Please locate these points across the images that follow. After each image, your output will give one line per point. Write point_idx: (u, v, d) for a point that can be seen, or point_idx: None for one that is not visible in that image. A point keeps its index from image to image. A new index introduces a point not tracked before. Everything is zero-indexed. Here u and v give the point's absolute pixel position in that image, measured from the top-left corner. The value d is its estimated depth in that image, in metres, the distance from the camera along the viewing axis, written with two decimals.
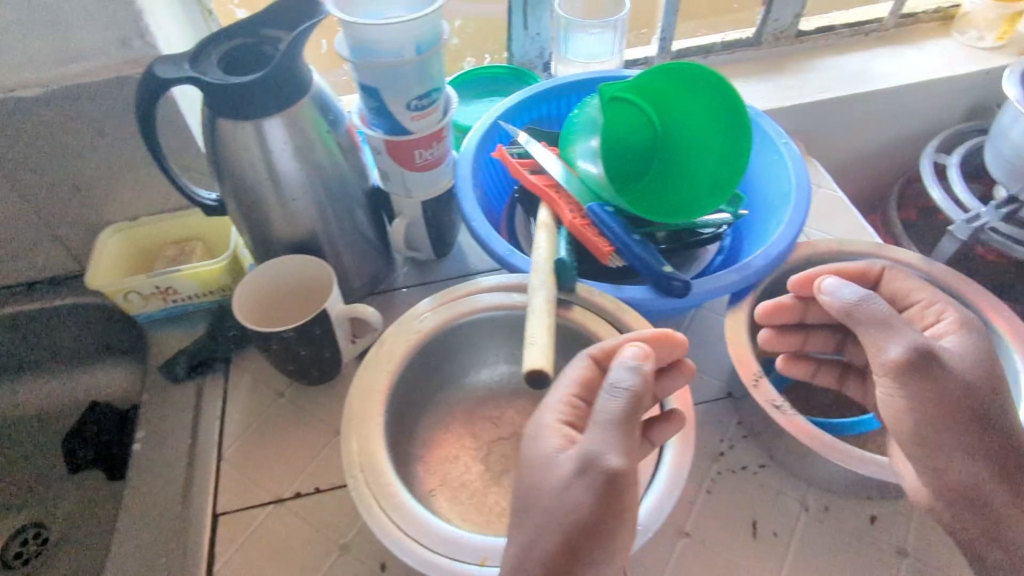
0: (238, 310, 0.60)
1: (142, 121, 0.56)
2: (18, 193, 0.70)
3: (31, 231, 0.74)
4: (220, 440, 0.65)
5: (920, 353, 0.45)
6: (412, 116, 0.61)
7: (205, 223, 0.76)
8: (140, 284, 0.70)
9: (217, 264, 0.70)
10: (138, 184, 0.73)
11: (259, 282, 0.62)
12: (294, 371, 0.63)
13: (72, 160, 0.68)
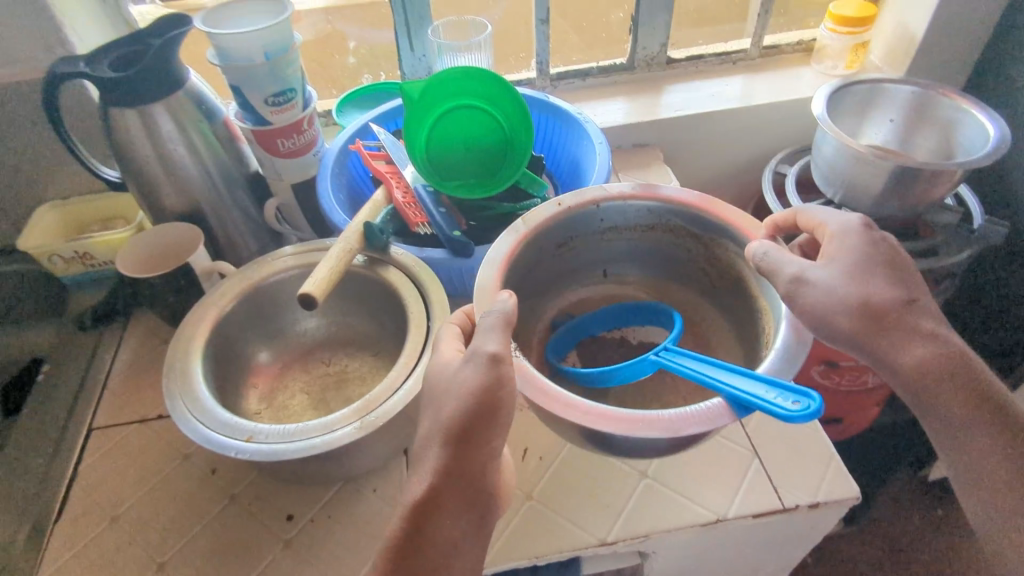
0: (124, 270, 0.75)
1: (49, 111, 0.72)
2: None
3: None
4: (109, 373, 0.78)
5: (799, 277, 0.57)
6: (271, 111, 0.76)
7: (126, 205, 0.91)
8: (60, 249, 0.84)
9: (126, 233, 0.84)
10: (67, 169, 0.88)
11: (142, 245, 0.77)
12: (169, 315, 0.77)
13: None
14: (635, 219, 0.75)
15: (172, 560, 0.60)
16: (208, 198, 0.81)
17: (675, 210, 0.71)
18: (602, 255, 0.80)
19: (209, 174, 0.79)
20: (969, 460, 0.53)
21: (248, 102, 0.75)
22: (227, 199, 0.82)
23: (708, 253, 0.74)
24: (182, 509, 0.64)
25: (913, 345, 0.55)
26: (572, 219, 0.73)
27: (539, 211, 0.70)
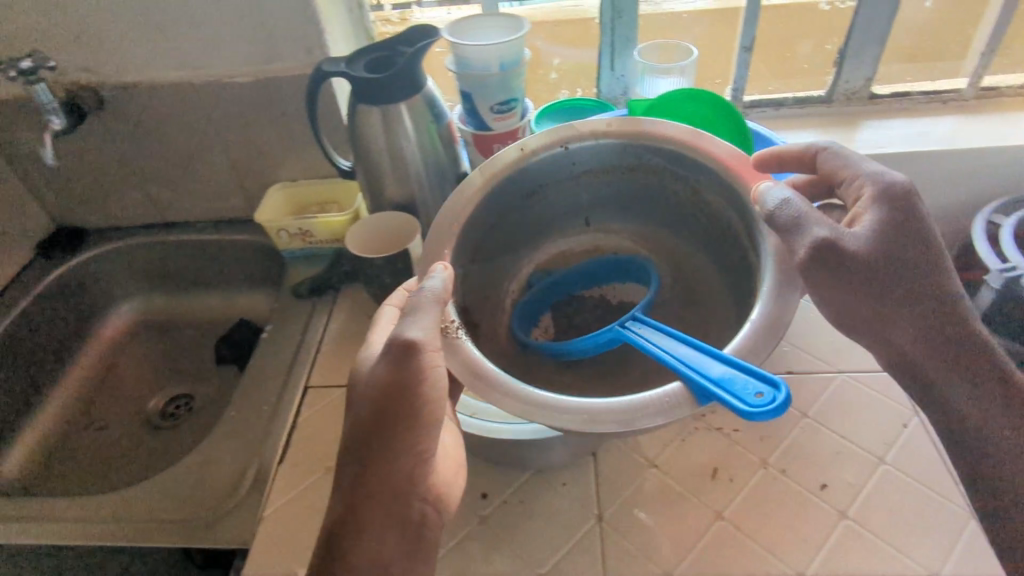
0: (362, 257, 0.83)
1: (308, 103, 0.82)
2: (225, 149, 0.99)
3: (228, 180, 1.03)
4: (322, 338, 0.87)
5: (830, 240, 0.54)
6: (494, 118, 0.82)
7: (342, 191, 1.02)
8: (287, 224, 0.95)
9: (344, 217, 0.94)
10: (301, 155, 0.99)
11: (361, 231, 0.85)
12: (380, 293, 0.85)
13: (263, 131, 0.97)
14: (608, 159, 0.73)
15: None
16: (423, 191, 0.88)
17: (661, 148, 0.68)
18: (580, 203, 0.80)
19: (428, 170, 0.87)
20: (985, 435, 0.57)
21: (475, 107, 0.82)
22: (439, 194, 0.89)
23: (695, 195, 0.72)
24: None
25: (954, 391, 0.57)
26: (550, 158, 0.71)
27: (521, 146, 0.69)
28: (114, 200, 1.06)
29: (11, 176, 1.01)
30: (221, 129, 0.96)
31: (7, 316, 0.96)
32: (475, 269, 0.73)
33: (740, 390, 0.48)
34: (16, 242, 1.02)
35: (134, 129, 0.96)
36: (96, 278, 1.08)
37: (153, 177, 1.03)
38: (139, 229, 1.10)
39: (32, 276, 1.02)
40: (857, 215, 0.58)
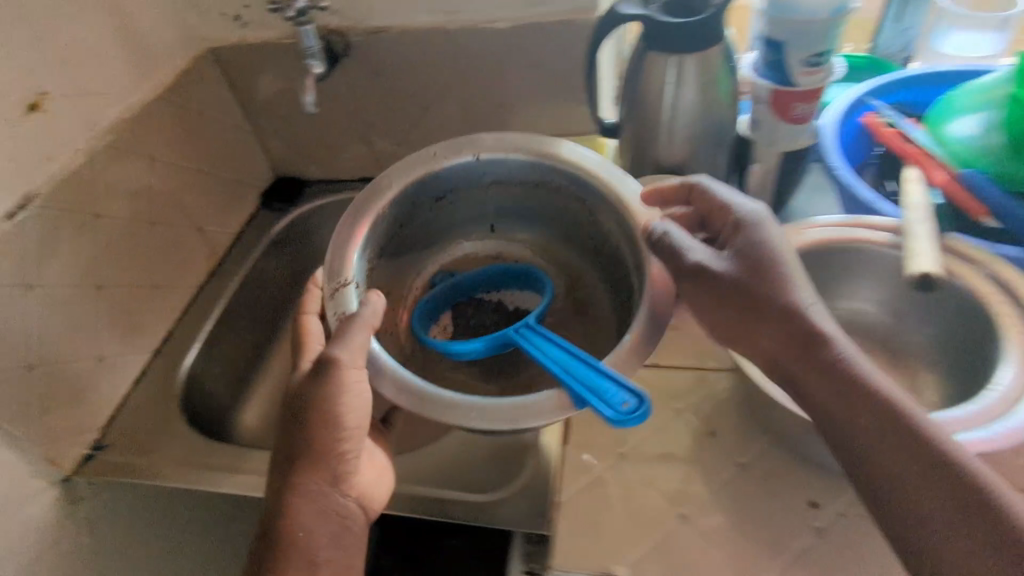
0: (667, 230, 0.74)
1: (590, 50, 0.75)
2: (462, 102, 0.93)
3: (457, 135, 0.97)
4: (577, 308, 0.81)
5: (706, 263, 0.57)
6: (803, 71, 0.72)
7: None
8: None
9: None
10: (540, 111, 0.92)
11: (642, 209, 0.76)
12: None
13: (506, 83, 0.90)
14: (519, 175, 0.77)
15: (695, 512, 0.60)
16: (698, 154, 0.79)
17: (556, 167, 0.73)
18: (487, 208, 0.83)
19: (709, 129, 0.77)
20: (888, 479, 0.48)
21: (783, 59, 0.72)
22: (712, 158, 0.80)
23: (592, 217, 0.75)
24: (689, 463, 0.63)
25: (819, 384, 0.53)
26: (430, 176, 0.74)
27: (407, 167, 0.73)
28: (335, 151, 1.03)
29: (243, 123, 0.99)
30: (463, 80, 0.90)
31: (242, 264, 0.95)
32: (382, 264, 0.77)
33: (608, 398, 0.53)
34: (245, 190, 1.01)
35: (372, 78, 0.92)
36: (313, 230, 1.07)
37: (380, 130, 0.99)
38: (355, 182, 1.07)
39: (258, 226, 1.01)
40: (729, 242, 0.60)
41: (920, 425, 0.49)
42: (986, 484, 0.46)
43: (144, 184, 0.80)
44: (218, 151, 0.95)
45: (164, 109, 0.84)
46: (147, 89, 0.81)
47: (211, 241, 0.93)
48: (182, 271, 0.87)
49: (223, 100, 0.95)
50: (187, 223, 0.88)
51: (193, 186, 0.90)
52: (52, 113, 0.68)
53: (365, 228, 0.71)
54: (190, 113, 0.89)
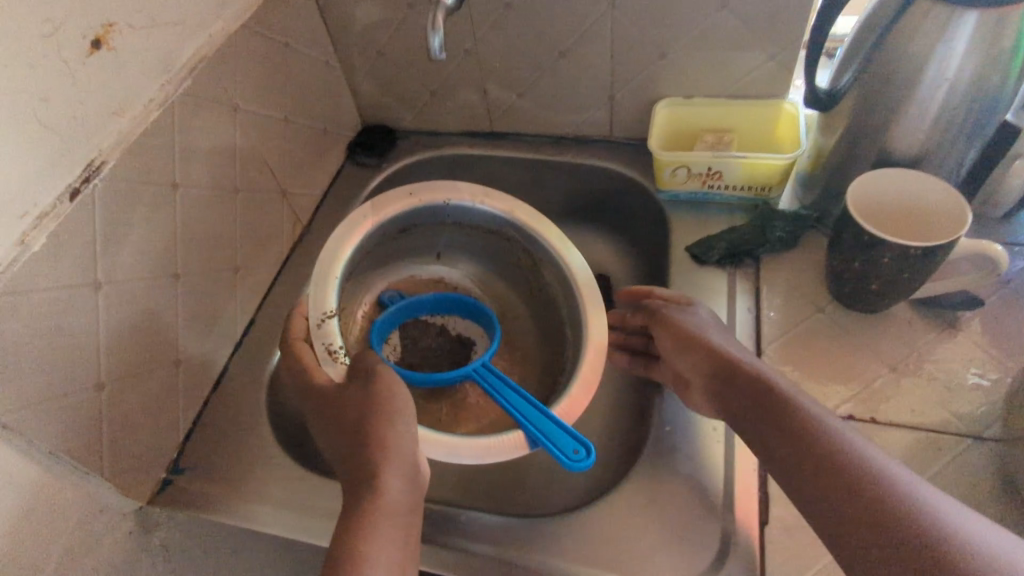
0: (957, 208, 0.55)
1: None
2: (612, 48, 0.73)
3: (596, 89, 0.78)
4: (759, 332, 0.63)
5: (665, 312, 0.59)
6: None
7: (751, 117, 0.75)
8: (694, 160, 0.70)
9: (782, 161, 0.68)
10: (713, 66, 0.72)
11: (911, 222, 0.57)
12: (849, 282, 0.60)
13: (677, 27, 0.69)
14: (478, 221, 0.77)
15: None
16: (945, 139, 0.60)
17: (516, 223, 0.73)
18: (437, 242, 0.83)
19: (976, 109, 0.57)
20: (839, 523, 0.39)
21: None
22: (960, 146, 0.61)
23: (539, 272, 0.78)
24: None
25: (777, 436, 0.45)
26: (415, 211, 0.74)
27: (393, 198, 0.72)
28: (440, 98, 0.84)
29: (332, 58, 0.81)
30: (620, 19, 0.70)
31: (330, 234, 0.79)
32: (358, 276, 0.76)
33: (564, 447, 0.59)
34: (332, 140, 0.84)
35: (504, 11, 0.72)
36: (407, 191, 0.89)
37: (501, 75, 0.79)
38: (460, 136, 0.88)
39: (346, 185, 0.85)
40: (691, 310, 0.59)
41: (851, 450, 0.41)
42: (914, 507, 0.37)
43: (223, 142, 0.63)
44: (305, 94, 0.77)
45: (247, 42, 0.66)
46: (229, 14, 0.63)
47: (293, 206, 0.77)
48: (263, 245, 0.72)
49: (312, 27, 0.76)
50: (271, 185, 0.72)
51: (277, 138, 0.72)
52: (117, 51, 0.51)
53: (360, 232, 0.70)
54: (276, 46, 0.71)
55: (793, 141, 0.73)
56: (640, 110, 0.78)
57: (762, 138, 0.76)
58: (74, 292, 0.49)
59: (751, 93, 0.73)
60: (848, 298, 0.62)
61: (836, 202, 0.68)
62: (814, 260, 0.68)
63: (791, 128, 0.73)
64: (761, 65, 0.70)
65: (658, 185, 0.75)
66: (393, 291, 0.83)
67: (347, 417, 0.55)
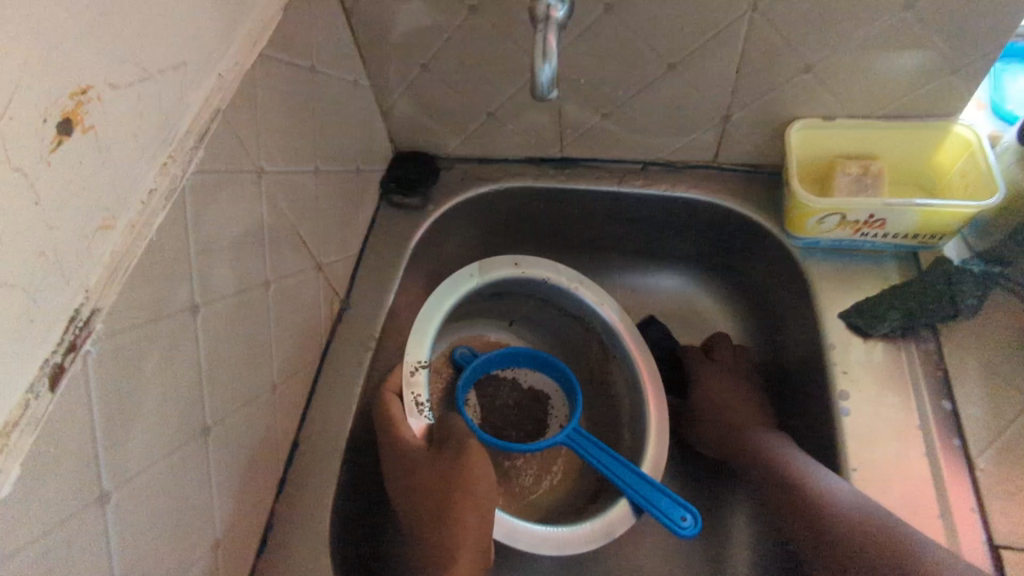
0: None
1: None
2: (740, 61, 0.56)
3: (707, 109, 0.61)
4: (964, 437, 0.50)
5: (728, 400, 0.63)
6: None
7: (907, 141, 0.60)
8: (855, 207, 0.55)
9: (971, 209, 0.53)
10: (870, 81, 0.56)
11: None
12: None
13: (834, 34, 0.53)
14: (561, 304, 0.70)
15: None
16: None
17: (603, 319, 0.67)
18: (516, 308, 0.74)
19: None
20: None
21: None
22: None
23: (604, 370, 0.70)
24: None
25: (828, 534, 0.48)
26: (512, 281, 0.69)
27: (499, 263, 0.67)
28: (499, 121, 0.66)
29: (361, 76, 0.62)
30: (760, 25, 0.53)
31: (377, 309, 0.62)
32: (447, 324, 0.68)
33: (668, 512, 0.57)
34: (366, 181, 0.66)
35: (601, 14, 0.54)
36: (457, 235, 0.72)
37: (584, 93, 0.62)
38: (520, 163, 0.71)
39: (386, 236, 0.67)
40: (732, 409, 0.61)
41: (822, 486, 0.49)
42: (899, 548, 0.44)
43: (248, 224, 0.45)
44: (335, 130, 0.58)
45: (267, 77, 0.47)
46: (240, 41, 0.44)
47: (329, 279, 0.59)
48: (302, 342, 0.54)
49: (340, 40, 0.57)
50: (305, 262, 0.54)
51: (309, 198, 0.54)
52: (98, 130, 0.32)
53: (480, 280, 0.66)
54: (301, 74, 0.52)
55: (963, 172, 0.58)
56: (761, 134, 0.63)
57: (914, 162, 0.61)
58: (71, 522, 0.32)
59: (914, 112, 0.58)
60: None
61: None
62: (1008, 330, 0.55)
63: (962, 154, 0.58)
64: (937, 80, 0.55)
65: (792, 229, 0.61)
66: (465, 347, 0.72)
67: (436, 486, 0.52)
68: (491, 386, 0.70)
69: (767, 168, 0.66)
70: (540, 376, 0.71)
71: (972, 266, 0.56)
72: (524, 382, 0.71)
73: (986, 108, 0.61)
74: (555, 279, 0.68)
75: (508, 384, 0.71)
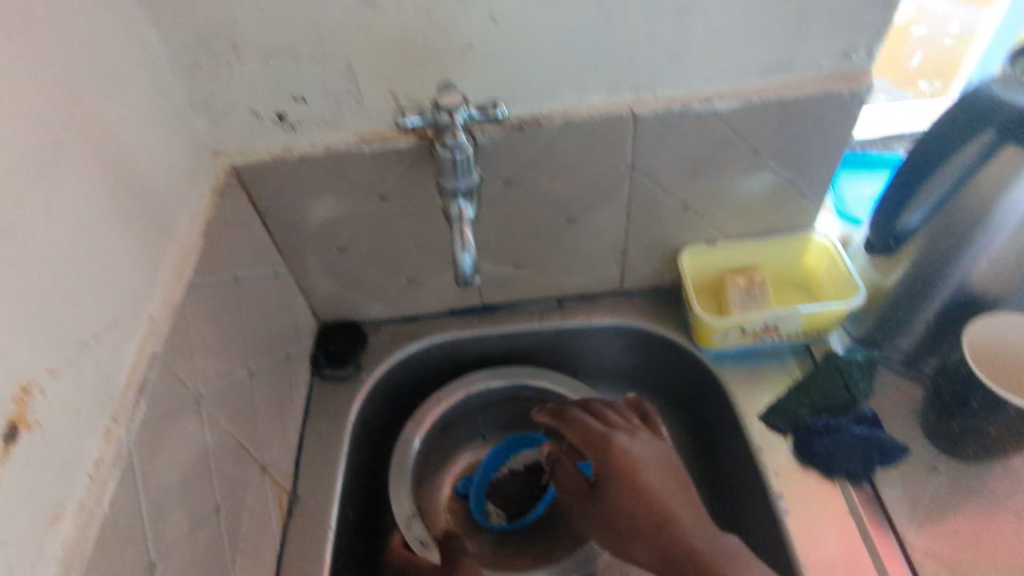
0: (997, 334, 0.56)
1: (920, 140, 0.54)
2: (628, 209, 0.63)
3: (607, 248, 0.68)
4: (889, 518, 0.56)
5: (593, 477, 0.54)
6: None
7: (777, 251, 0.69)
8: (752, 321, 0.63)
9: (842, 308, 0.62)
10: (738, 210, 0.65)
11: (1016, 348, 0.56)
12: None
13: (701, 179, 0.62)
14: (502, 395, 0.73)
15: None
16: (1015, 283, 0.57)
17: (530, 385, 0.72)
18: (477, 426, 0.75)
19: None
20: None
21: None
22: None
23: None
24: None
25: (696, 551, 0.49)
26: (450, 415, 0.72)
27: (423, 408, 0.71)
28: (419, 283, 0.70)
29: (280, 266, 0.64)
30: (640, 181, 0.61)
31: (328, 494, 0.61)
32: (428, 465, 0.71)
33: None
34: (295, 363, 0.66)
35: (501, 187, 0.60)
36: (393, 394, 0.73)
37: (496, 251, 0.66)
38: (444, 316, 0.74)
39: (324, 413, 0.67)
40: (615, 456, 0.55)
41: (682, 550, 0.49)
42: None
43: (191, 456, 0.45)
44: (262, 327, 0.59)
45: (196, 303, 0.48)
46: (164, 280, 0.46)
47: (274, 476, 0.58)
48: (255, 554, 0.53)
49: (257, 241, 0.59)
50: (249, 469, 0.54)
51: (244, 404, 0.54)
52: (43, 424, 0.33)
53: (427, 418, 0.70)
54: (225, 288, 0.53)
55: (829, 272, 0.67)
56: (657, 261, 0.70)
57: (788, 267, 0.70)
58: None
59: (778, 229, 0.67)
60: (950, 447, 0.58)
61: (900, 335, 0.63)
62: (899, 407, 0.62)
63: (825, 258, 0.67)
64: (792, 202, 0.65)
65: (702, 344, 0.67)
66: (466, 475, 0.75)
67: None
68: (498, 487, 0.72)
69: (668, 287, 0.73)
70: (525, 452, 0.73)
71: (855, 354, 0.63)
72: (518, 466, 0.73)
73: (833, 211, 0.71)
74: (474, 386, 0.72)
75: (508, 476, 0.73)
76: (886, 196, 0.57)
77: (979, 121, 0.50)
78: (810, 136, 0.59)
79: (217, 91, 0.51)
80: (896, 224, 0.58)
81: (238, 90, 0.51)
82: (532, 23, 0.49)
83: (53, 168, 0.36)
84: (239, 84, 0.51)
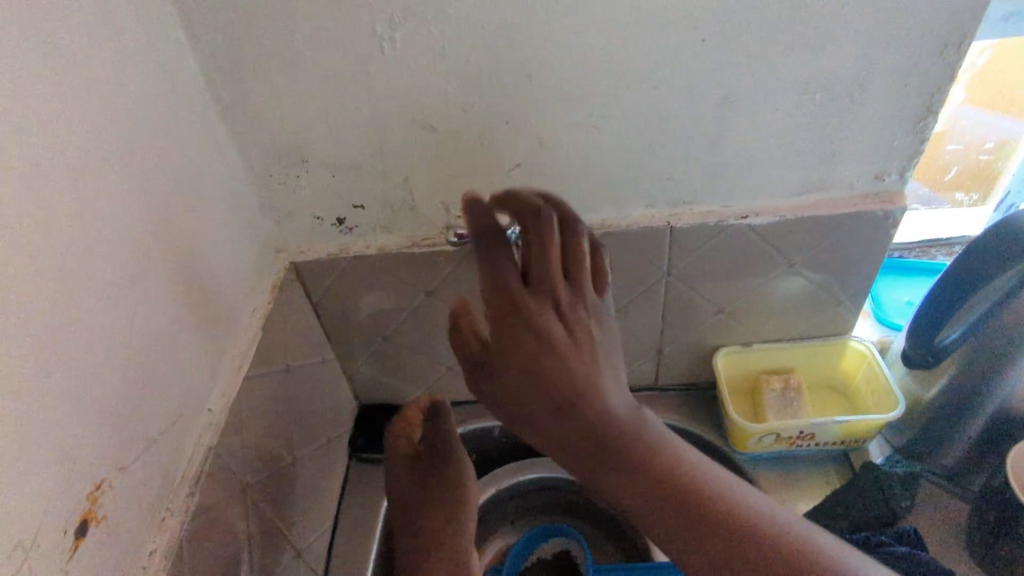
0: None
1: (959, 259, 0.53)
2: (663, 311, 0.65)
3: (642, 346, 0.69)
4: None
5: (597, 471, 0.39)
6: None
7: (813, 355, 0.69)
8: (788, 428, 0.63)
9: (880, 419, 0.61)
10: (772, 316, 0.66)
11: None
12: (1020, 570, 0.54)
13: (736, 286, 0.63)
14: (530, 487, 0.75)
15: None
16: None
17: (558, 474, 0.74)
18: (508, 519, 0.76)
19: None
20: None
21: None
22: None
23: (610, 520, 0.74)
24: None
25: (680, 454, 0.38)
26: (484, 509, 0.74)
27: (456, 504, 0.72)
28: (458, 372, 0.72)
29: (328, 353, 0.67)
30: (675, 285, 0.63)
31: None
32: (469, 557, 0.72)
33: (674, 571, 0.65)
34: (335, 446, 0.68)
35: None
36: None
37: None
38: (480, 404, 0.76)
39: (359, 496, 0.68)
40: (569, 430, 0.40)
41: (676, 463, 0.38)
42: None
43: (233, 545, 0.47)
44: (307, 412, 0.62)
45: (251, 394, 0.52)
46: (224, 373, 0.49)
47: (307, 561, 0.59)
48: None
49: (308, 330, 0.63)
50: (284, 556, 0.55)
51: (285, 490, 0.56)
52: (109, 519, 0.36)
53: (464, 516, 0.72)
54: (277, 378, 0.56)
55: (867, 379, 0.67)
56: (692, 360, 0.71)
57: (825, 371, 0.70)
58: None
59: (814, 334, 0.68)
60: None
61: (941, 449, 0.62)
62: (945, 525, 0.60)
63: (862, 364, 0.67)
64: (827, 310, 0.65)
65: (737, 447, 0.67)
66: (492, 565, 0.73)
67: None
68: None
69: (702, 386, 0.74)
70: (554, 541, 0.73)
71: (896, 466, 0.63)
72: (546, 555, 0.72)
73: (871, 317, 0.72)
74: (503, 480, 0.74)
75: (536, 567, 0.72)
76: (923, 310, 0.57)
77: (1020, 250, 0.50)
78: (846, 249, 0.60)
79: (284, 198, 0.56)
80: (935, 337, 0.57)
81: (303, 197, 0.56)
82: (575, 146, 0.53)
83: (139, 279, 0.40)
84: (304, 192, 0.55)
